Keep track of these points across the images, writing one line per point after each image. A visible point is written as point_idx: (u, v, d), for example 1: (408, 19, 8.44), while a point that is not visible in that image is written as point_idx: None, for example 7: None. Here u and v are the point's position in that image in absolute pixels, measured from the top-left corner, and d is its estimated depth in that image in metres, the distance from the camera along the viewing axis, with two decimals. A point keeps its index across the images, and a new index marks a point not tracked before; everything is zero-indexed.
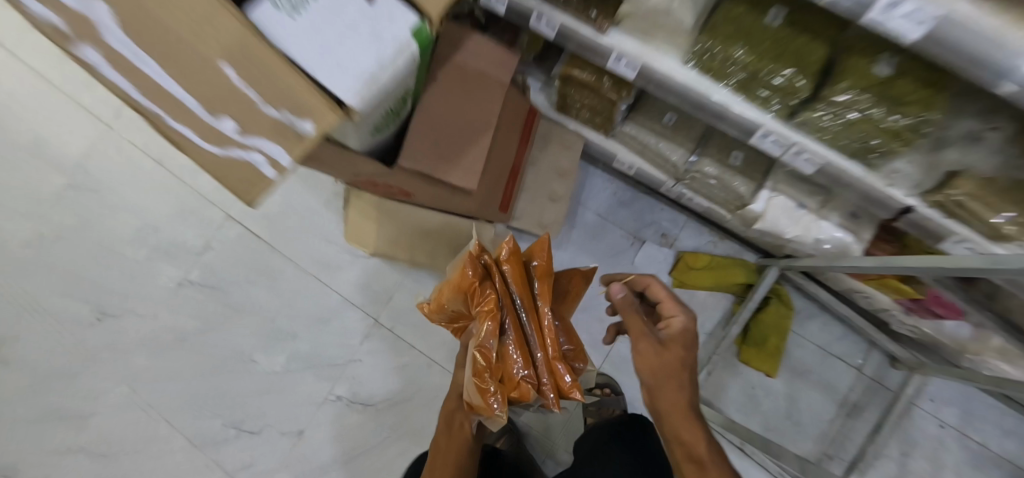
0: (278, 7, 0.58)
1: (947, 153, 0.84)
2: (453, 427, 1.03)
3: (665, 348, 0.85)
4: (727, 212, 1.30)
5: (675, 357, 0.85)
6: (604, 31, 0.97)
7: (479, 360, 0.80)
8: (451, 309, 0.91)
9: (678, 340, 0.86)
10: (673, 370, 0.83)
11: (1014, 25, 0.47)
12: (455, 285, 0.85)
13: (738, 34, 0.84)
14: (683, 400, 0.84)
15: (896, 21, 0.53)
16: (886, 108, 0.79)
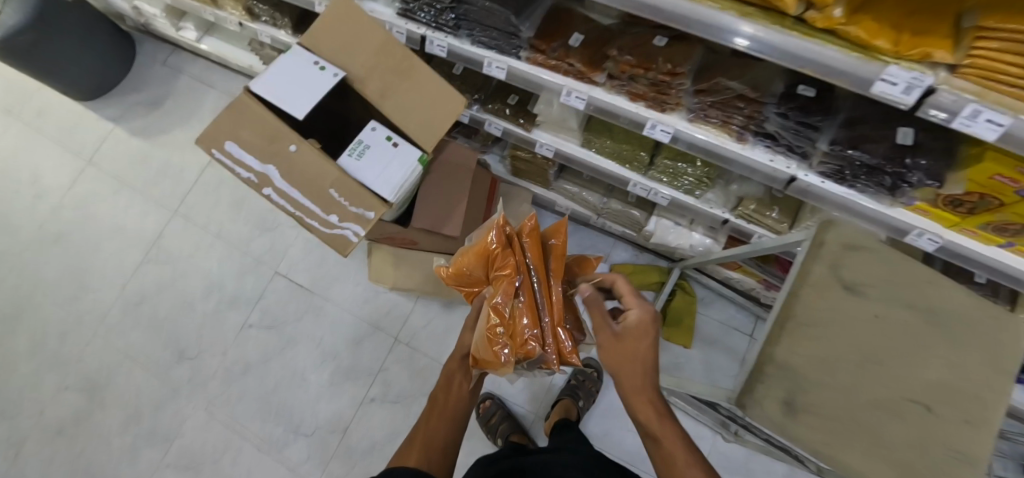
0: (352, 155, 1.19)
1: (733, 185, 1.47)
2: (452, 384, 1.14)
3: (620, 343, 1.02)
4: (636, 232, 1.87)
5: (629, 353, 1.01)
6: (530, 131, 1.57)
7: (496, 313, 1.07)
8: (472, 275, 1.19)
9: (635, 332, 1.02)
10: (631, 360, 1.01)
11: (712, 131, 1.16)
12: (480, 257, 1.15)
13: (605, 131, 1.49)
14: (643, 388, 1.00)
15: (657, 133, 1.19)
16: (689, 166, 1.43)
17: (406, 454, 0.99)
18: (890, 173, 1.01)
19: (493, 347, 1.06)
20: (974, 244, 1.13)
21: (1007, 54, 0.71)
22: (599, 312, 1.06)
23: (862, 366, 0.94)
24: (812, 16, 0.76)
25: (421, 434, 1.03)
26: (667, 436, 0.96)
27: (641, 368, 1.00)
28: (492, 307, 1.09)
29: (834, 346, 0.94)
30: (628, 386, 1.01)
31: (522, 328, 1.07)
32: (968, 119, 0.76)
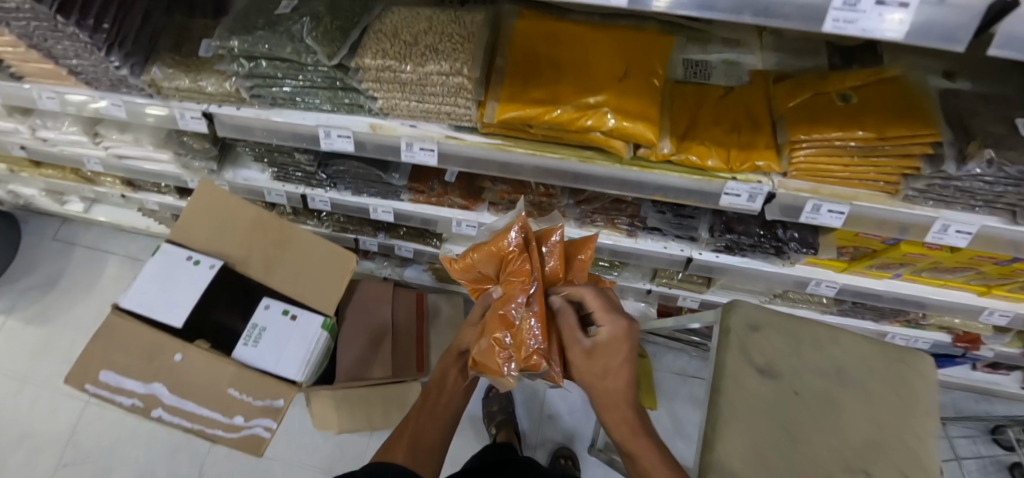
0: (246, 342, 1.11)
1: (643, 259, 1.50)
2: (445, 382, 0.97)
3: (597, 356, 0.79)
4: None
5: (605, 367, 0.79)
6: (440, 247, 1.57)
7: (501, 320, 0.85)
8: (479, 272, 0.95)
9: (611, 344, 0.79)
10: (602, 376, 0.79)
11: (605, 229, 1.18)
12: (494, 254, 0.90)
13: None
14: (618, 403, 0.77)
15: None
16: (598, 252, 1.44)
17: (392, 448, 0.86)
18: (768, 246, 1.07)
19: (491, 351, 0.86)
20: (867, 281, 1.18)
21: (822, 156, 0.76)
22: (569, 324, 0.84)
23: (802, 447, 0.92)
24: (643, 154, 0.78)
25: (409, 427, 0.89)
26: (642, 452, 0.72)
27: (621, 378, 0.78)
28: (498, 313, 0.86)
29: (769, 436, 0.93)
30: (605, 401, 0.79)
31: (530, 343, 0.84)
32: (811, 213, 0.81)
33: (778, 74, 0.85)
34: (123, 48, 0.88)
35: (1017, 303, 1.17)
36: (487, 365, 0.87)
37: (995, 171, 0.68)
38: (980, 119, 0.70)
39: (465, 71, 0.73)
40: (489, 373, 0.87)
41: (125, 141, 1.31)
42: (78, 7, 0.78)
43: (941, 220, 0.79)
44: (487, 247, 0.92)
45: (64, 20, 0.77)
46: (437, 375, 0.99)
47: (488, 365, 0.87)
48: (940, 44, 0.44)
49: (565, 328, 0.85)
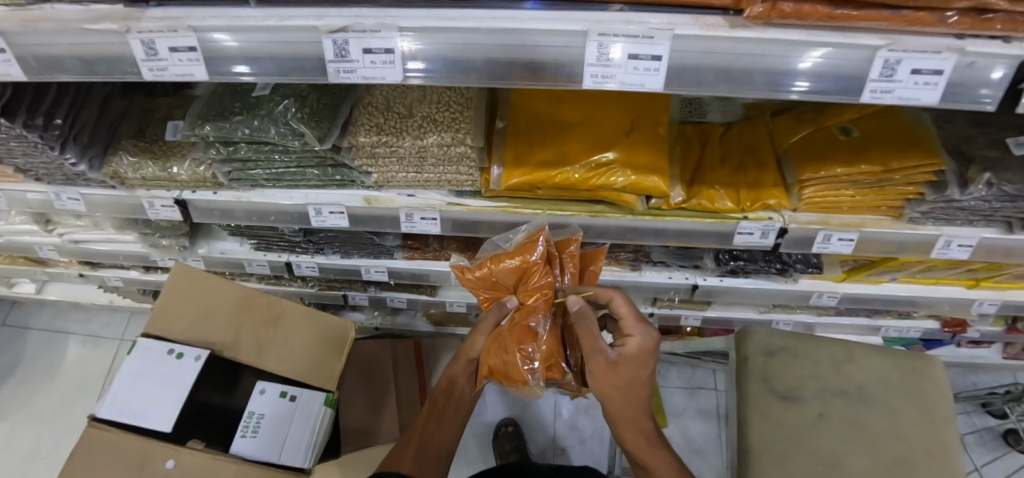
0: (244, 434, 1.01)
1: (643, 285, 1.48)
2: (452, 390, 0.83)
3: (626, 372, 0.69)
4: None
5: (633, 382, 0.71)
6: (434, 294, 1.53)
7: (526, 339, 0.68)
8: (489, 279, 0.75)
9: (641, 361, 0.69)
10: (623, 390, 0.71)
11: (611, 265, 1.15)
12: (514, 259, 0.72)
13: None
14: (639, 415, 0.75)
15: None
16: None
17: (398, 456, 0.80)
18: (772, 267, 1.07)
19: (514, 363, 0.69)
20: (863, 286, 1.19)
21: (828, 189, 0.76)
22: (590, 330, 0.67)
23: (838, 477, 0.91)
24: (655, 204, 0.77)
25: (417, 432, 0.82)
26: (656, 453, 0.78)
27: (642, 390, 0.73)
28: (522, 329, 0.69)
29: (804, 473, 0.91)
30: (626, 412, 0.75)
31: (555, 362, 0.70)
32: (822, 243, 0.81)
33: (774, 109, 0.85)
34: (80, 142, 0.80)
35: (1005, 292, 1.20)
36: (507, 377, 0.70)
37: (994, 193, 0.70)
38: (974, 143, 0.72)
39: (468, 141, 0.70)
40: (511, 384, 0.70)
41: (83, 226, 1.22)
42: (25, 107, 0.70)
43: (944, 237, 0.80)
44: (507, 257, 0.73)
45: (11, 123, 0.69)
46: (442, 379, 0.85)
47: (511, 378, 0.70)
48: (972, 105, 0.44)
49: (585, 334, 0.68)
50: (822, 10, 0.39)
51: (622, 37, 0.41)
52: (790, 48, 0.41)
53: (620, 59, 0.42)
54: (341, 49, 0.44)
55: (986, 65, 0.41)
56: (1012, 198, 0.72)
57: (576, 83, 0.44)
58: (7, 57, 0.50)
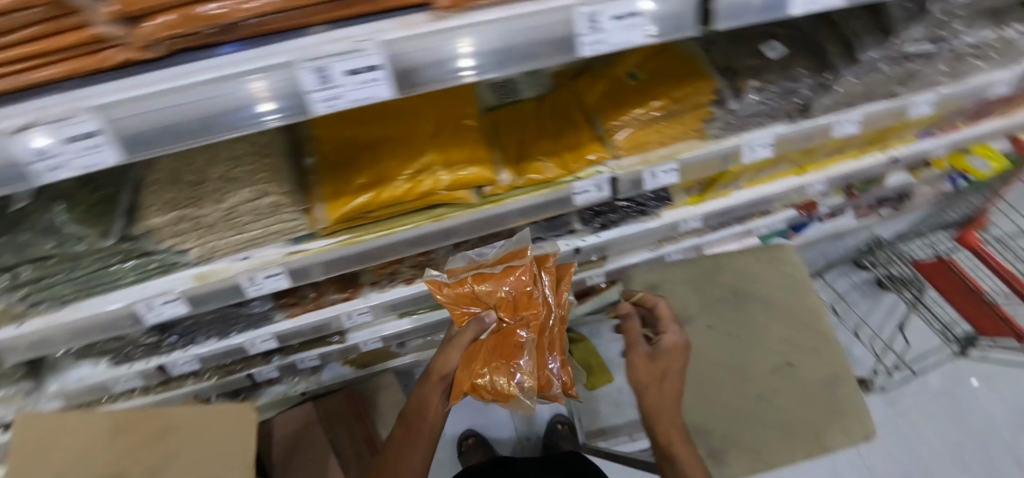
0: None
1: None
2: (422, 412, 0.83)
3: (656, 364, 0.86)
4: None
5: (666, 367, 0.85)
6: (345, 339, 1.47)
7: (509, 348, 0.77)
8: (474, 297, 0.82)
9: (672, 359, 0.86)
10: (655, 374, 0.84)
11: None
12: (500, 274, 0.82)
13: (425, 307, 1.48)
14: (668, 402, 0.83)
15: None
16: None
17: None
18: (633, 210, 1.15)
19: (501, 377, 0.76)
20: (720, 203, 1.29)
21: (636, 132, 0.81)
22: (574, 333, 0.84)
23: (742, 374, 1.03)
24: (490, 191, 0.78)
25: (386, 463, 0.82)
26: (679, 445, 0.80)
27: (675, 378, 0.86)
28: (508, 340, 0.78)
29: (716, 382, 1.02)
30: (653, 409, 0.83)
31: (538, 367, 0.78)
32: (652, 179, 0.86)
33: (573, 71, 0.90)
34: None
35: (829, 169, 1.37)
36: (491, 393, 0.76)
37: (760, 95, 0.80)
38: (736, 57, 0.81)
39: (273, 188, 0.67)
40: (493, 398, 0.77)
41: None
42: None
43: (744, 144, 0.89)
44: (490, 274, 0.82)
45: None
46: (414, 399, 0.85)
47: (497, 393, 0.76)
48: (678, 32, 0.48)
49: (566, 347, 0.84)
50: None
51: (331, 58, 0.40)
52: (498, 29, 0.43)
53: (338, 79, 0.41)
54: (35, 145, 0.39)
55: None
56: (782, 93, 0.82)
57: (307, 113, 0.43)
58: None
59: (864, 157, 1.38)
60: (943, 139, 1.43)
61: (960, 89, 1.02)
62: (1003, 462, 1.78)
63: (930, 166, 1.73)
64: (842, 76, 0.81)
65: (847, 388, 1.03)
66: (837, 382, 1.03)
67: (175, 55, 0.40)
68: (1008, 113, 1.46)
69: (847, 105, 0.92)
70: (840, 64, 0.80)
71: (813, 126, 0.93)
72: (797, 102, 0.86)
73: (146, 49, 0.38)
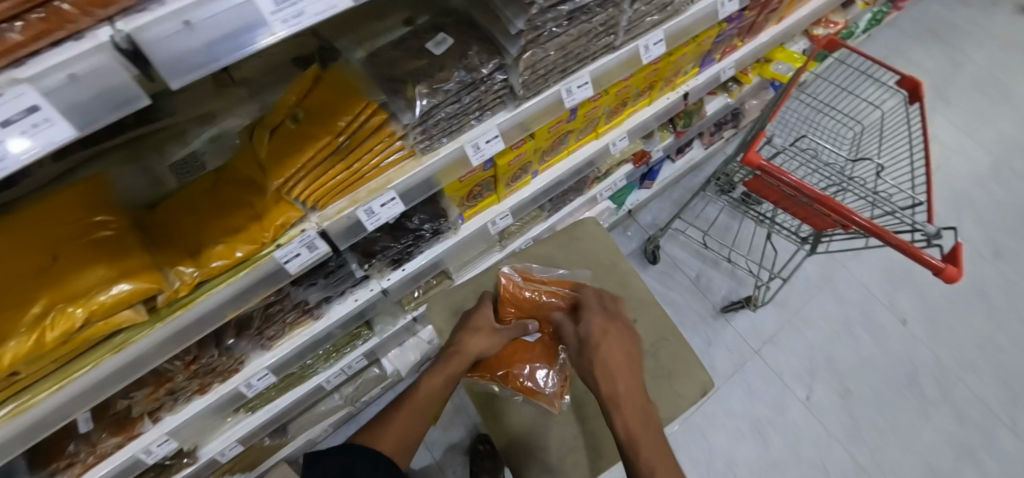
0: None
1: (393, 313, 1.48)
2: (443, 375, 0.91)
3: (586, 314, 0.93)
4: (392, 381, 1.78)
5: (598, 335, 0.90)
6: (197, 455, 1.33)
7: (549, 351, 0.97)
8: (535, 299, 1.00)
9: (611, 328, 0.92)
10: (617, 367, 0.86)
11: (296, 329, 1.09)
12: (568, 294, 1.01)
13: (272, 393, 1.39)
14: (619, 386, 0.85)
15: (257, 383, 1.07)
16: (361, 334, 1.46)
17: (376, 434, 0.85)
18: (418, 238, 1.08)
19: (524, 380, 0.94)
20: (522, 193, 1.25)
21: (321, 176, 0.72)
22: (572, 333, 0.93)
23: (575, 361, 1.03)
24: (165, 299, 0.67)
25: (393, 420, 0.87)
26: (636, 418, 0.82)
27: (621, 348, 0.89)
28: (549, 345, 0.98)
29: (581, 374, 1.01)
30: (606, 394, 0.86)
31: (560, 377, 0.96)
32: (371, 218, 0.78)
33: (250, 124, 0.79)
34: None
35: (623, 125, 1.36)
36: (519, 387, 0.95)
37: (438, 97, 0.73)
38: (402, 64, 0.74)
39: None
40: (523, 392, 0.94)
41: None
42: None
43: (467, 145, 0.82)
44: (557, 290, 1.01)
45: None
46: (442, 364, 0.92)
47: (525, 389, 0.95)
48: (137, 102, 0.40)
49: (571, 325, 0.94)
50: None
51: None
52: None
53: None
54: None
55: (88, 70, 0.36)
56: (466, 85, 0.75)
57: None
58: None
59: (658, 102, 1.38)
60: (724, 61, 1.43)
61: (679, 22, 0.99)
62: (888, 329, 1.84)
63: (740, 83, 1.72)
64: (515, 56, 0.75)
65: (674, 343, 1.01)
66: (664, 338, 1.02)
67: None
68: (777, 18, 1.46)
69: (563, 72, 0.87)
70: (505, 43, 0.74)
71: (541, 102, 0.88)
72: (496, 88, 0.79)
73: None
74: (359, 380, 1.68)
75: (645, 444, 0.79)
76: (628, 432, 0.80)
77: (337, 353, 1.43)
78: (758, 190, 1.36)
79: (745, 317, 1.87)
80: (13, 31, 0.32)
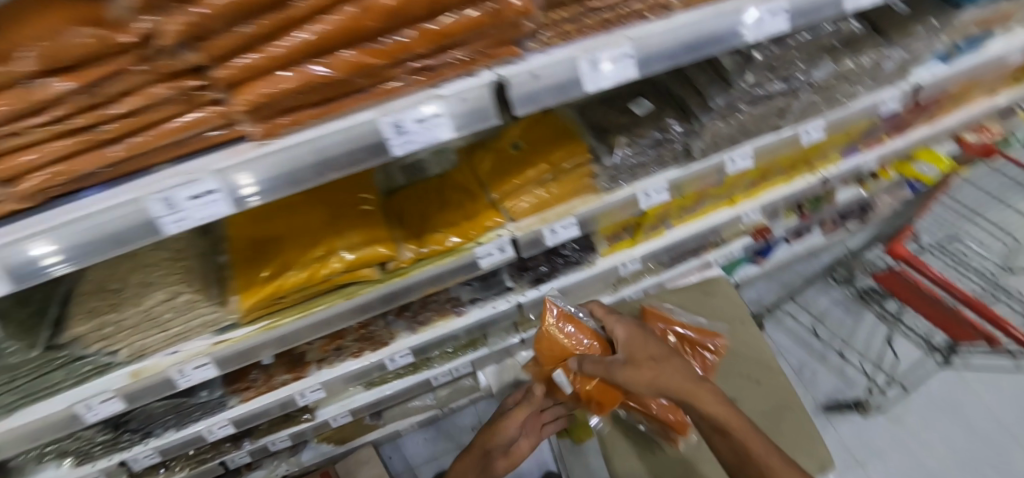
0: None
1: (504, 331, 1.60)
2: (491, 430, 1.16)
3: (637, 369, 0.85)
4: (480, 394, 1.88)
5: (683, 398, 0.83)
6: (316, 413, 1.52)
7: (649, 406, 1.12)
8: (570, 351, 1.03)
9: (678, 384, 0.82)
10: (692, 389, 0.81)
11: (439, 320, 1.21)
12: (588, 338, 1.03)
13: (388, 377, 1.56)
14: (733, 440, 0.81)
15: (398, 359, 1.21)
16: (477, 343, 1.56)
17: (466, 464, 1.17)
18: (564, 263, 1.21)
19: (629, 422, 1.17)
20: (654, 243, 1.33)
21: (528, 194, 0.89)
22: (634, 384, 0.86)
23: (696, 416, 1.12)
24: (393, 265, 0.85)
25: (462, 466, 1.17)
26: (771, 473, 0.79)
27: (711, 396, 0.82)
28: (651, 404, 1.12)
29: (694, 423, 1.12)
30: (726, 450, 0.83)
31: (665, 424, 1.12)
32: (553, 235, 0.92)
33: (470, 145, 0.99)
34: None
35: (758, 198, 1.39)
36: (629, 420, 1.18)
37: (633, 149, 0.88)
38: (607, 119, 0.90)
39: (187, 288, 0.75)
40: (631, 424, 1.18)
41: None
42: None
43: (639, 192, 0.94)
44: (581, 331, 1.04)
45: None
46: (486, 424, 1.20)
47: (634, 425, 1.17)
48: (482, 123, 0.56)
49: (630, 381, 0.87)
50: (309, 113, 0.49)
51: (170, 188, 0.48)
52: (312, 143, 0.50)
53: (184, 203, 0.49)
54: None
55: (469, 95, 0.53)
56: (659, 142, 0.90)
57: (168, 233, 0.51)
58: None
59: (794, 182, 1.40)
60: (871, 154, 1.43)
61: (843, 113, 1.04)
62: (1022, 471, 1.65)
63: (878, 177, 1.68)
64: (704, 124, 0.88)
65: (796, 418, 1.04)
66: (787, 412, 1.04)
67: (48, 201, 0.48)
68: (930, 118, 1.45)
69: (732, 143, 0.98)
70: (699, 111, 0.87)
71: (705, 167, 0.97)
72: (676, 149, 0.92)
73: (17, 203, 0.47)
74: (454, 385, 1.80)
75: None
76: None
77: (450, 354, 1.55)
78: (891, 288, 1.36)
79: (850, 420, 1.77)
80: (439, 66, 0.51)
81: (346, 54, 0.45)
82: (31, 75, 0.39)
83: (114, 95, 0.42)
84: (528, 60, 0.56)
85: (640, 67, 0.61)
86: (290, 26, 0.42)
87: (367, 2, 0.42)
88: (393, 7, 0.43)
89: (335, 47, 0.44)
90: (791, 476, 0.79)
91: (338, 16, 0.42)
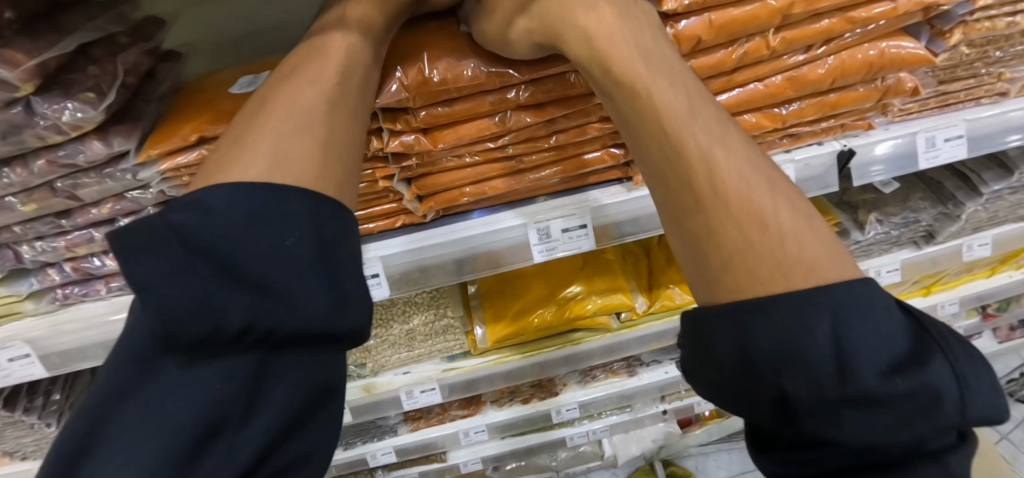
0: None
1: (649, 401, 1.49)
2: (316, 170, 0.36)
3: (658, 71, 0.37)
4: (599, 467, 1.73)
5: (640, 74, 0.37)
6: (446, 459, 1.46)
7: None
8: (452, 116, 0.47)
9: (608, 29, 0.39)
10: (700, 116, 0.35)
11: (612, 377, 1.19)
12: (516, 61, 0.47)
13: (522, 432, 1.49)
14: (679, 122, 0.35)
15: (565, 413, 1.19)
16: (619, 410, 1.48)
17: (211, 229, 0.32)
18: None
19: None
20: None
21: None
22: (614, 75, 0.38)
23: None
24: (626, 316, 0.85)
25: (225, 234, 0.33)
26: (769, 233, 0.31)
27: (712, 117, 0.36)
28: None
29: None
30: (667, 166, 0.36)
31: None
32: None
33: None
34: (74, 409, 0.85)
35: (956, 289, 1.16)
36: None
37: (882, 227, 0.84)
38: (850, 193, 0.88)
39: (449, 312, 0.80)
40: None
41: None
42: (24, 393, 0.78)
43: (871, 269, 0.90)
44: None
45: (10, 411, 0.76)
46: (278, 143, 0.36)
47: None
48: (820, 190, 0.57)
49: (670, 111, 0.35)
50: None
51: (553, 219, 0.53)
52: None
53: (557, 234, 0.54)
54: None
55: (813, 163, 0.56)
56: (904, 223, 0.85)
57: (528, 259, 0.55)
58: (31, 358, 0.56)
59: (996, 276, 1.16)
60: None
61: None
62: None
63: None
64: (967, 210, 0.83)
65: None
66: None
67: (438, 219, 0.55)
68: None
69: (975, 228, 0.91)
70: (963, 197, 0.83)
71: (941, 250, 0.92)
72: (919, 230, 0.89)
73: (421, 216, 0.54)
74: (576, 451, 1.67)
75: (797, 289, 0.30)
76: (729, 264, 0.32)
77: (590, 417, 1.47)
78: None
79: None
80: (785, 140, 0.56)
81: (749, 117, 0.51)
82: (508, 82, 0.46)
83: (553, 131, 0.50)
84: (873, 135, 0.57)
85: (972, 149, 0.59)
86: (723, 89, 0.49)
87: (794, 73, 0.49)
88: (816, 77, 0.49)
89: (745, 110, 0.51)
90: (811, 245, 0.31)
91: (766, 83, 0.49)
